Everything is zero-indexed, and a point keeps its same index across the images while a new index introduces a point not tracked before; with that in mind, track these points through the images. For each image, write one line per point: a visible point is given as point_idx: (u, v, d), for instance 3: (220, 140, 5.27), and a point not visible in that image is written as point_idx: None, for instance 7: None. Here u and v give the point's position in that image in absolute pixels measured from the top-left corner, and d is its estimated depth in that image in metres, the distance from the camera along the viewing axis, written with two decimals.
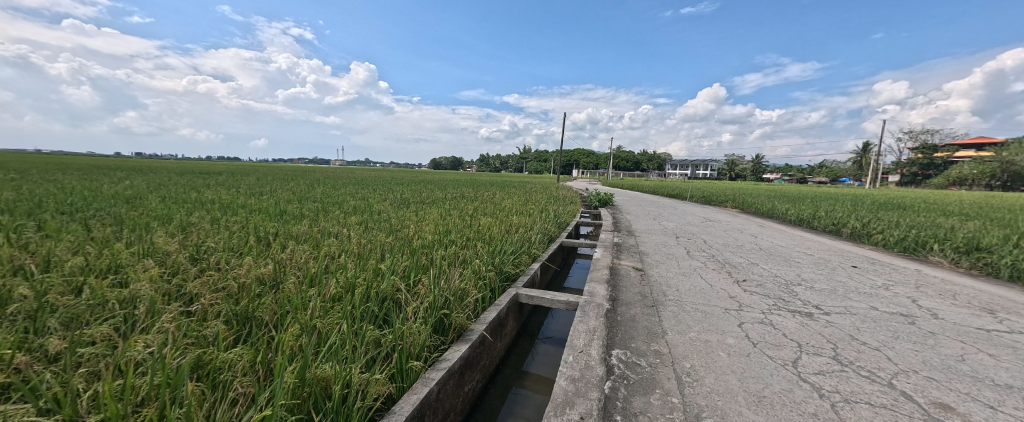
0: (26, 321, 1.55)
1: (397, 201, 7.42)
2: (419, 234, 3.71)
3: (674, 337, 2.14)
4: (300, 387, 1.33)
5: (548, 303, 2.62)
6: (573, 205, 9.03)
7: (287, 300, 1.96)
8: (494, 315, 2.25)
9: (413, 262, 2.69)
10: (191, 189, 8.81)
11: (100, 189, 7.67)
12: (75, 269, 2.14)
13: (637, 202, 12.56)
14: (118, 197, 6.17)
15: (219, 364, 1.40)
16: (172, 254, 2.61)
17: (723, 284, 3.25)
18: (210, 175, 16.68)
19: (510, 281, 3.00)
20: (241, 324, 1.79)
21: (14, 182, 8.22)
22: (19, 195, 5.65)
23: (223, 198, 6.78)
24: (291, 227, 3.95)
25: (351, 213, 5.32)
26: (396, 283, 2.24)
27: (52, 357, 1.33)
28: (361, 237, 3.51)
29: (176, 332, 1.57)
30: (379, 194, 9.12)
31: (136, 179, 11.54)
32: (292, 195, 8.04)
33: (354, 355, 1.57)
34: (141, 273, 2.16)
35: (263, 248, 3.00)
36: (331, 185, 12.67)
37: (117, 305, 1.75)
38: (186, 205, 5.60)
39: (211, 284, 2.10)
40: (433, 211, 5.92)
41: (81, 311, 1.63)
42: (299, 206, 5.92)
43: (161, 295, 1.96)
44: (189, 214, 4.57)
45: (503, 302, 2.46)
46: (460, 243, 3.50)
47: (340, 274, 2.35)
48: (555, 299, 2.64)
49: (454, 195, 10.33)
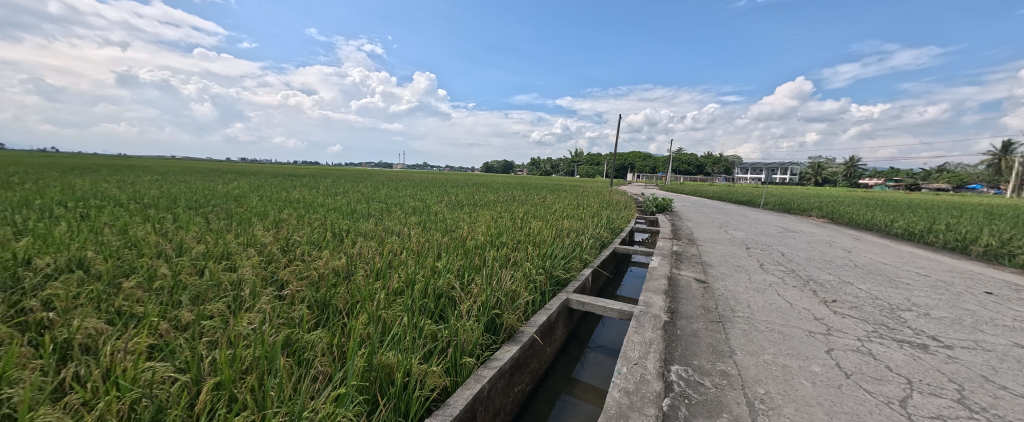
0: (167, 295, 1.91)
1: (452, 203, 7.75)
2: (473, 235, 3.84)
3: (744, 358, 1.94)
4: (369, 371, 1.46)
5: (599, 310, 2.55)
6: (628, 211, 8.67)
7: (357, 291, 2.16)
8: (545, 318, 2.24)
9: (466, 261, 2.80)
10: (282, 189, 10.11)
11: (215, 189, 9.15)
12: (200, 254, 2.60)
13: (702, 208, 11.66)
14: (228, 196, 7.30)
15: (304, 344, 1.59)
16: (268, 245, 3.03)
17: (805, 304, 2.87)
18: (295, 177, 18.98)
19: (561, 286, 2.96)
20: (320, 310, 2.01)
21: (155, 182, 10.16)
22: (161, 193, 6.98)
23: (307, 198, 7.71)
24: (360, 225, 4.34)
25: (410, 213, 5.67)
26: (451, 281, 2.35)
27: (184, 325, 1.63)
28: (420, 236, 3.74)
29: (272, 312, 1.82)
30: (436, 196, 9.61)
31: (243, 180, 13.71)
32: (361, 196, 8.81)
33: (413, 346, 1.68)
34: (245, 260, 2.55)
35: (336, 243, 3.34)
36: (394, 187, 13.67)
37: (229, 286, 2.09)
38: (279, 203, 6.45)
39: (296, 273, 2.40)
40: (486, 213, 6.11)
41: (203, 290, 1.97)
42: (366, 206, 6.46)
43: (260, 280, 2.29)
44: (280, 211, 5.25)
45: (553, 306, 2.44)
46: (511, 245, 3.56)
47: (401, 270, 2.53)
48: (608, 307, 2.56)
49: (506, 198, 10.49)
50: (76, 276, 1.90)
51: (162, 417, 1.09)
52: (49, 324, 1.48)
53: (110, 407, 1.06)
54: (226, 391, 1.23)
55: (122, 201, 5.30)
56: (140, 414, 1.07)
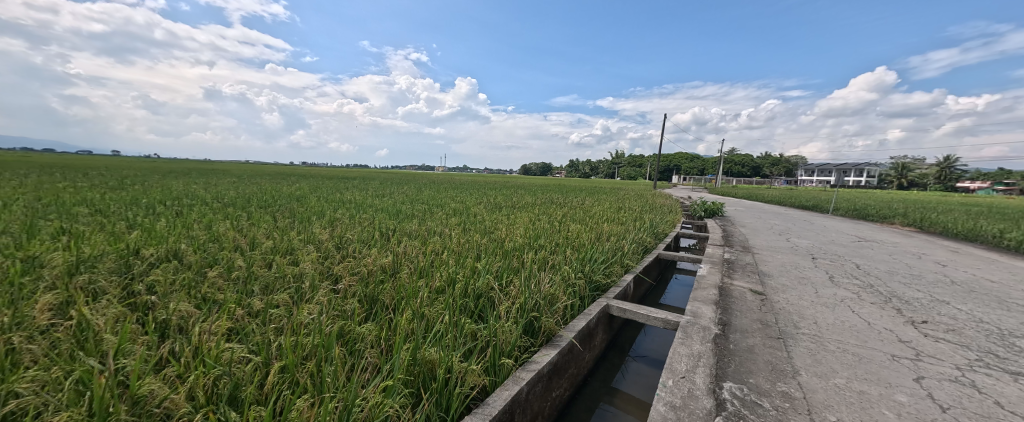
0: (242, 284, 2.14)
1: (492, 205, 7.86)
2: (511, 237, 3.87)
3: (811, 380, 1.76)
4: (414, 365, 1.52)
5: (642, 318, 2.44)
6: (675, 215, 8.23)
7: (402, 288, 2.26)
8: (584, 324, 2.19)
9: (505, 263, 2.83)
10: (336, 191, 10.92)
11: (281, 190, 10.09)
12: (268, 248, 2.88)
13: (759, 214, 10.77)
14: (291, 197, 8.02)
15: (355, 336, 1.69)
16: (324, 242, 3.28)
17: (887, 323, 2.54)
18: (349, 179, 20.45)
19: (602, 292, 2.88)
20: (370, 304, 2.14)
21: (232, 184, 11.43)
22: (238, 194, 7.85)
23: (359, 199, 8.23)
24: (405, 225, 4.56)
25: (451, 215, 5.84)
26: (490, 281, 2.38)
27: (255, 312, 1.82)
28: (460, 237, 3.84)
29: (328, 304, 1.97)
30: (477, 198, 9.80)
31: (305, 183, 15.06)
32: (406, 197, 9.22)
33: (454, 343, 1.72)
34: (306, 255, 2.79)
35: (383, 241, 3.53)
36: (437, 189, 14.14)
37: (292, 278, 2.29)
38: (334, 203, 6.96)
39: (348, 269, 2.57)
40: (524, 215, 6.13)
41: (272, 282, 2.19)
42: (411, 207, 6.75)
43: (318, 273, 2.49)
44: (335, 211, 5.65)
45: (593, 312, 2.38)
46: (550, 248, 3.53)
47: (443, 269, 2.62)
48: (652, 315, 2.44)
49: (546, 200, 10.46)
50: (173, 264, 2.20)
51: (239, 394, 1.22)
52: (152, 306, 1.72)
53: (198, 381, 1.21)
54: (290, 374, 1.35)
55: (206, 201, 6.03)
56: (221, 390, 1.21)
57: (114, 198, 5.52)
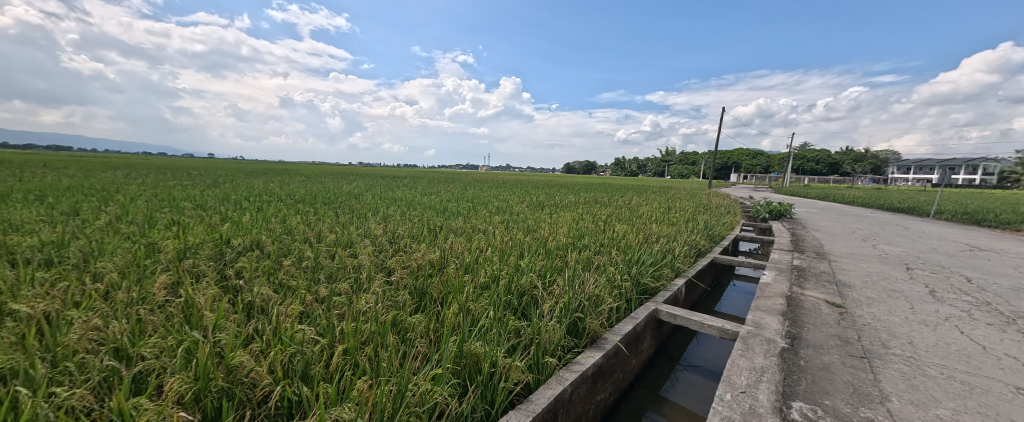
0: (311, 273, 2.37)
1: (534, 204, 7.87)
2: (554, 236, 3.85)
3: (903, 409, 1.54)
4: (460, 357, 1.58)
5: (696, 325, 2.30)
6: (733, 217, 7.63)
7: (449, 283, 2.36)
8: (631, 327, 2.12)
9: (548, 262, 2.83)
10: (390, 189, 11.62)
11: (341, 188, 10.98)
12: (332, 241, 3.16)
13: (836, 216, 9.60)
14: (351, 194, 8.70)
15: (407, 326, 1.80)
16: (379, 237, 3.52)
17: (1009, 350, 2.13)
18: (401, 178, 21.65)
19: (650, 295, 2.76)
20: (420, 296, 2.26)
21: (302, 183, 12.63)
22: (306, 191, 8.67)
23: (410, 197, 8.69)
24: (452, 222, 4.72)
25: (495, 213, 5.95)
26: (533, 280, 2.40)
27: (321, 298, 2.01)
28: (504, 234, 3.90)
29: (383, 294, 2.12)
30: (520, 197, 9.87)
31: (361, 181, 16.23)
32: (452, 196, 9.53)
33: (498, 339, 1.76)
34: (363, 248, 3.01)
35: (431, 237, 3.69)
36: (481, 188, 14.46)
37: (351, 269, 2.49)
38: (387, 200, 7.41)
39: (400, 262, 2.74)
40: (568, 214, 6.06)
41: (335, 272, 2.40)
42: (456, 205, 6.98)
43: (374, 265, 2.68)
44: (388, 208, 6.02)
45: (641, 315, 2.29)
46: (595, 248, 3.47)
47: (487, 266, 2.68)
48: (707, 323, 2.30)
49: (590, 200, 10.24)
50: (255, 254, 2.50)
51: (310, 371, 1.37)
52: (239, 289, 1.97)
53: (277, 357, 1.37)
54: (352, 357, 1.48)
55: (281, 197, 6.77)
56: (295, 366, 1.36)
57: (210, 195, 6.38)
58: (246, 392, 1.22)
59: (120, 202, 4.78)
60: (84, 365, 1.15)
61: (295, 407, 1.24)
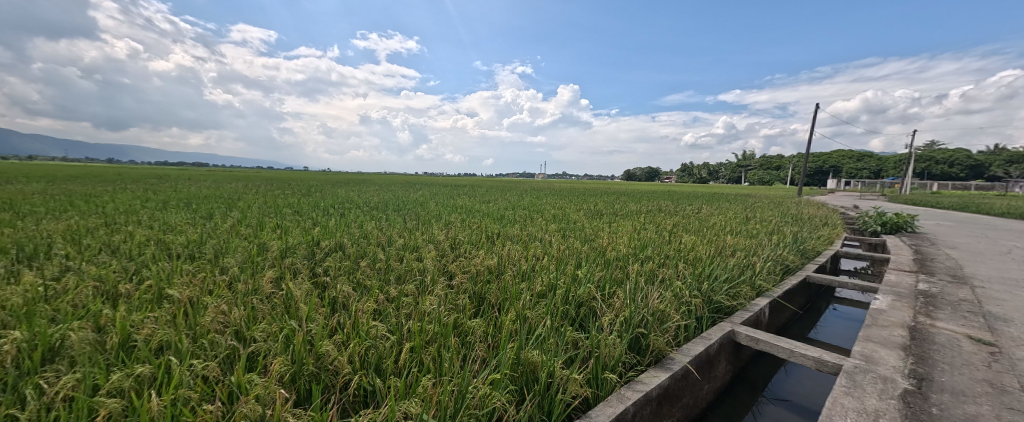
0: (383, 274, 2.60)
1: (592, 212, 7.71)
2: (614, 246, 3.72)
3: None
4: (518, 364, 1.61)
5: (785, 353, 2.05)
6: (831, 229, 6.63)
7: (506, 289, 2.41)
8: (702, 349, 1.96)
9: (608, 272, 2.74)
10: (451, 197, 12.23)
11: (409, 196, 11.86)
12: (400, 245, 3.43)
13: (979, 231, 7.78)
14: (417, 202, 9.34)
15: (467, 329, 1.88)
16: (441, 242, 3.73)
17: None
18: (463, 187, 22.79)
19: (724, 315, 2.52)
20: (479, 301, 2.35)
21: (377, 192, 13.90)
22: (379, 199, 9.53)
23: (470, 204, 9.06)
24: (509, 229, 4.82)
25: (552, 221, 5.93)
26: (592, 291, 2.34)
27: (392, 298, 2.19)
28: (560, 243, 3.88)
29: (445, 297, 2.25)
30: (578, 205, 9.73)
31: (426, 190, 17.40)
32: (509, 203, 9.71)
33: (556, 348, 1.75)
34: (427, 252, 3.22)
35: (489, 244, 3.81)
36: (538, 195, 14.52)
37: (417, 272, 2.68)
38: (449, 208, 7.82)
39: (461, 267, 2.87)
40: (628, 223, 5.82)
41: (403, 274, 2.60)
42: (514, 213, 7.10)
43: (437, 269, 2.85)
44: (450, 215, 6.35)
45: (714, 337, 2.10)
46: (659, 260, 3.27)
47: (544, 274, 2.69)
48: (801, 352, 2.02)
49: (653, 208, 9.69)
50: (337, 255, 2.82)
51: (382, 364, 1.50)
52: (326, 286, 2.24)
53: (356, 349, 1.53)
54: (418, 355, 1.59)
55: (359, 204, 7.54)
56: (370, 359, 1.51)
57: (303, 203, 7.35)
58: (331, 378, 1.38)
59: (237, 208, 5.74)
60: (215, 343, 1.39)
61: (369, 395, 1.37)
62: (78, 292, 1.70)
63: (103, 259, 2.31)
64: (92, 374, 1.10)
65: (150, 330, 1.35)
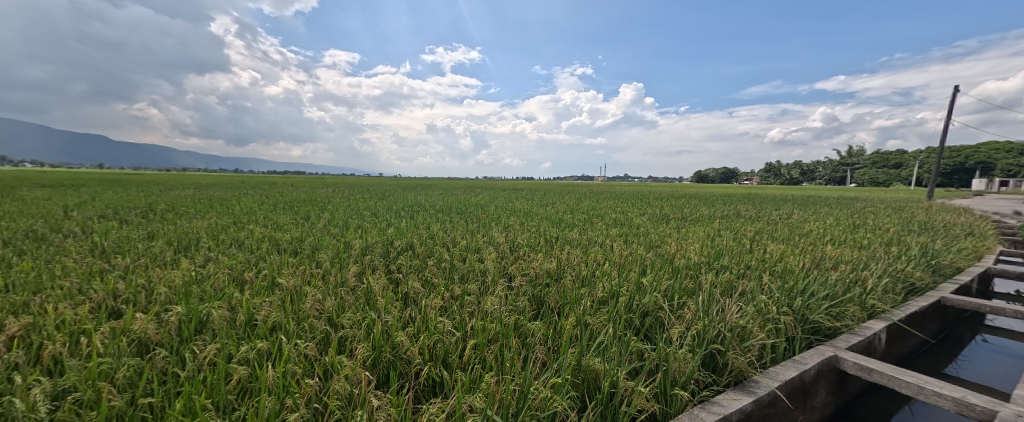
0: (448, 273, 2.77)
1: (658, 217, 7.30)
2: (683, 254, 3.48)
3: None
4: (579, 371, 1.59)
5: (913, 391, 1.69)
6: (973, 240, 5.39)
7: (566, 293, 2.41)
8: (795, 374, 1.73)
9: (677, 282, 2.58)
10: (510, 200, 12.48)
11: (470, 199, 12.38)
12: (463, 247, 3.60)
13: None
14: (478, 205, 9.70)
15: (527, 330, 1.92)
16: (501, 245, 3.83)
17: None
18: (521, 190, 23.15)
19: (823, 337, 2.20)
20: (538, 304, 2.38)
21: (441, 196, 14.73)
22: (443, 203, 10.10)
23: (528, 208, 9.16)
24: (568, 233, 4.77)
25: (613, 226, 5.75)
26: (659, 300, 2.22)
27: (457, 296, 2.32)
28: (622, 248, 3.74)
29: (506, 299, 2.31)
30: (641, 209, 9.26)
31: (486, 194, 18.03)
32: (568, 207, 9.58)
33: (619, 358, 1.70)
34: (488, 254, 3.34)
35: (548, 248, 3.82)
36: (598, 199, 14.10)
37: (478, 272, 2.79)
38: (508, 211, 7.99)
39: (520, 270, 2.92)
40: (699, 229, 5.40)
41: (466, 274, 2.73)
42: (573, 217, 7.01)
43: (498, 271, 2.94)
44: (508, 218, 6.49)
45: (810, 362, 1.85)
46: (737, 270, 2.99)
47: (605, 281, 2.62)
48: (934, 391, 1.66)
49: (729, 213, 8.81)
50: (408, 255, 3.06)
51: (449, 357, 1.61)
52: (400, 282, 2.45)
53: (426, 341, 1.65)
54: (481, 352, 1.67)
55: (425, 207, 8.10)
56: (438, 352, 1.62)
57: (378, 206, 8.11)
58: (404, 366, 1.51)
59: (325, 210, 6.54)
60: (313, 326, 1.62)
61: (438, 386, 1.47)
62: (216, 278, 2.10)
63: (231, 252, 2.82)
64: (228, 345, 1.35)
65: (267, 313, 1.62)
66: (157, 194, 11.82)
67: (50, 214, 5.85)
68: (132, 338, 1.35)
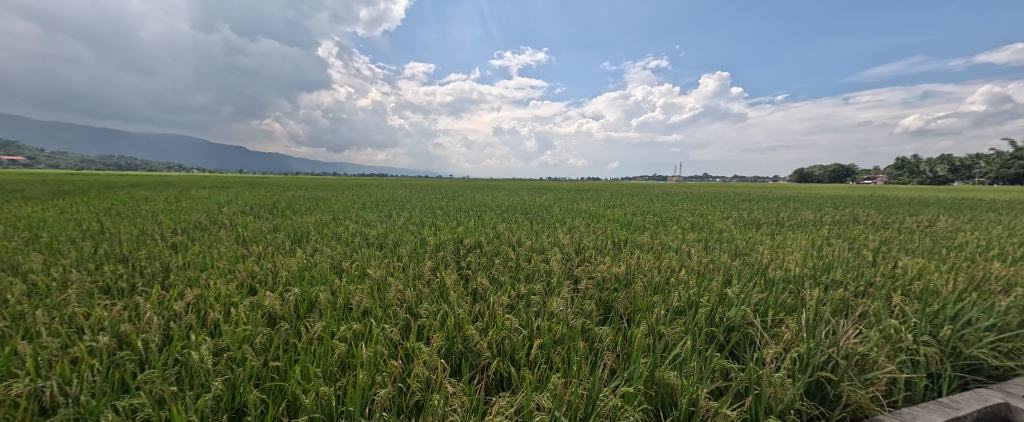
0: (515, 272, 2.83)
1: (745, 221, 6.53)
2: (778, 264, 3.06)
3: None
4: (653, 384, 1.51)
5: None
6: None
7: (637, 300, 2.29)
8: (940, 416, 1.32)
9: (770, 296, 2.28)
10: (576, 201, 12.33)
11: (536, 200, 12.52)
12: (529, 247, 3.65)
13: None
14: (543, 206, 9.74)
15: (594, 335, 1.88)
16: (567, 246, 3.79)
17: None
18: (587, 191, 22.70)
19: (987, 378, 1.73)
20: (605, 309, 2.30)
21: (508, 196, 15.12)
22: (510, 203, 10.34)
23: (594, 209, 8.94)
24: (637, 236, 4.54)
25: (689, 230, 5.32)
26: (747, 314, 1.99)
27: (524, 295, 2.36)
28: (701, 255, 3.43)
29: (572, 301, 2.28)
30: (724, 213, 8.38)
31: (550, 194, 18.05)
32: (639, 209, 9.07)
33: (698, 373, 1.57)
34: (553, 255, 3.33)
35: (616, 251, 3.68)
36: (673, 201, 13.09)
37: (544, 273, 2.80)
38: (574, 212, 7.89)
39: (586, 273, 2.86)
40: (798, 236, 4.70)
41: (532, 274, 2.76)
42: (643, 219, 6.65)
43: (564, 273, 2.91)
44: (574, 219, 6.41)
45: (964, 404, 1.39)
46: (853, 286, 2.52)
47: (682, 289, 2.44)
48: None
49: (840, 218, 7.48)
50: (477, 253, 3.19)
51: (516, 355, 1.64)
52: (469, 278, 2.58)
53: (495, 337, 1.71)
54: (547, 351, 1.68)
55: (492, 207, 8.38)
56: (505, 349, 1.66)
57: (449, 205, 8.63)
58: (474, 358, 1.58)
59: (405, 209, 7.20)
60: (396, 313, 1.79)
61: (506, 381, 1.52)
62: (320, 265, 2.45)
63: (331, 244, 3.26)
64: (331, 324, 1.56)
65: (360, 299, 1.83)
66: (278, 194, 14.24)
67: (208, 209, 7.45)
68: (264, 312, 1.65)
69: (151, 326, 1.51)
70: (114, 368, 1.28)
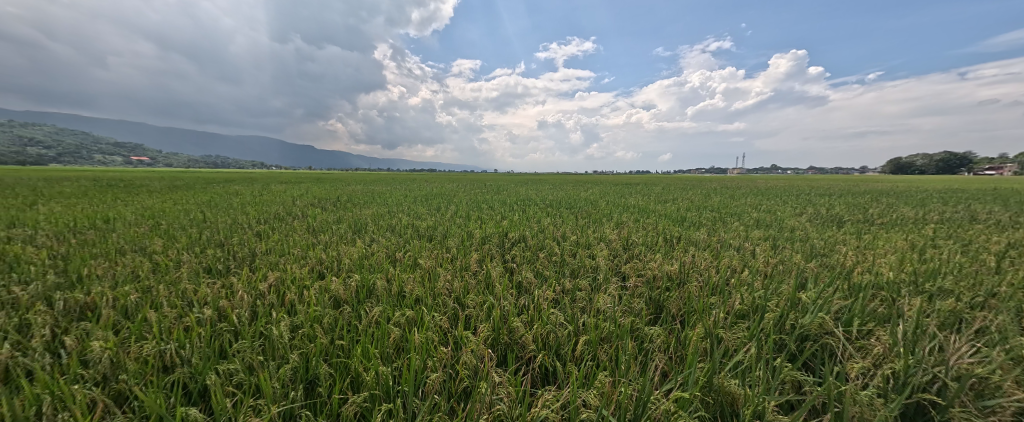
0: (560, 266, 2.78)
1: (822, 218, 5.80)
2: (864, 268, 2.67)
3: None
4: (711, 390, 1.40)
5: None
6: None
7: (692, 301, 2.14)
8: None
9: (855, 303, 1.99)
10: (624, 196, 11.82)
11: (582, 195, 12.22)
12: (574, 242, 3.57)
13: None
14: (590, 200, 9.48)
15: (645, 334, 1.79)
16: (614, 242, 3.64)
17: None
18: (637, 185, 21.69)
19: None
20: (656, 308, 2.18)
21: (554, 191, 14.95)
22: (555, 197, 10.21)
23: (645, 204, 8.51)
24: (692, 233, 4.25)
25: (753, 227, 4.84)
26: (825, 322, 1.76)
27: (570, 289, 2.31)
28: (767, 255, 3.11)
29: (621, 298, 2.19)
30: (796, 209, 7.52)
31: (598, 189, 17.53)
32: (694, 204, 8.47)
33: (765, 382, 1.42)
34: (599, 251, 3.23)
35: (668, 248, 3.47)
36: (734, 195, 12.03)
37: (589, 269, 2.72)
38: (622, 207, 7.57)
39: (635, 270, 2.73)
40: (890, 236, 4.07)
41: (577, 270, 2.69)
42: (699, 215, 6.20)
43: (611, 269, 2.81)
44: (622, 214, 6.16)
45: None
46: (966, 296, 2.12)
47: (744, 291, 2.23)
48: None
49: (949, 216, 6.33)
50: (521, 247, 3.20)
51: (562, 350, 1.61)
52: (514, 271, 2.59)
53: (540, 330, 1.69)
54: (595, 348, 1.63)
55: (538, 202, 8.32)
56: (551, 343, 1.64)
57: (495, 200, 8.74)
58: (520, 350, 1.58)
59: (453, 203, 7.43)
60: (445, 303, 1.84)
61: (552, 375, 1.50)
62: (376, 255, 2.61)
63: (385, 235, 3.45)
64: (386, 310, 1.65)
65: (411, 287, 1.92)
66: (342, 189, 15.47)
67: (284, 202, 8.29)
68: (330, 295, 1.80)
69: (242, 303, 1.72)
70: (215, 336, 1.48)
